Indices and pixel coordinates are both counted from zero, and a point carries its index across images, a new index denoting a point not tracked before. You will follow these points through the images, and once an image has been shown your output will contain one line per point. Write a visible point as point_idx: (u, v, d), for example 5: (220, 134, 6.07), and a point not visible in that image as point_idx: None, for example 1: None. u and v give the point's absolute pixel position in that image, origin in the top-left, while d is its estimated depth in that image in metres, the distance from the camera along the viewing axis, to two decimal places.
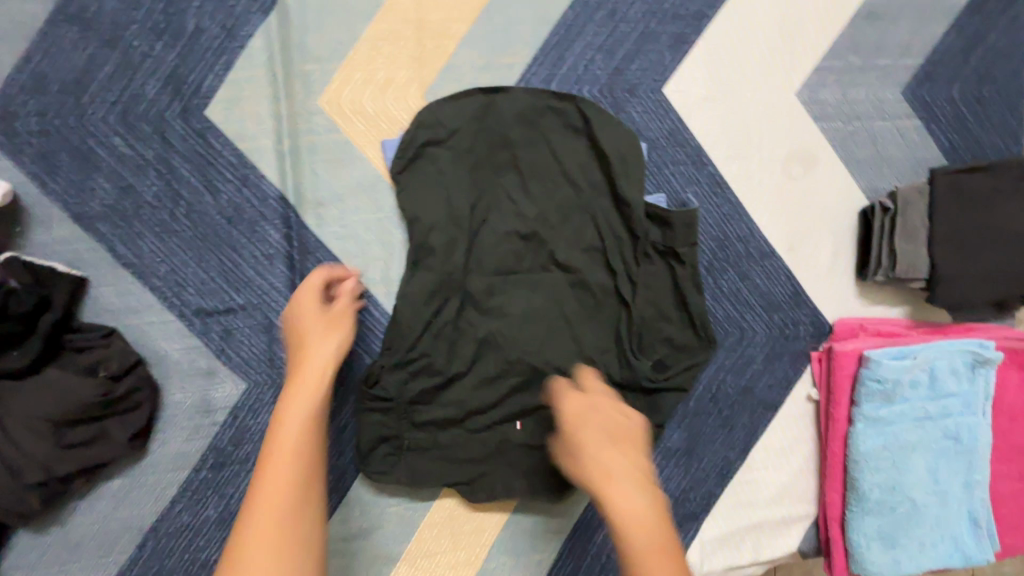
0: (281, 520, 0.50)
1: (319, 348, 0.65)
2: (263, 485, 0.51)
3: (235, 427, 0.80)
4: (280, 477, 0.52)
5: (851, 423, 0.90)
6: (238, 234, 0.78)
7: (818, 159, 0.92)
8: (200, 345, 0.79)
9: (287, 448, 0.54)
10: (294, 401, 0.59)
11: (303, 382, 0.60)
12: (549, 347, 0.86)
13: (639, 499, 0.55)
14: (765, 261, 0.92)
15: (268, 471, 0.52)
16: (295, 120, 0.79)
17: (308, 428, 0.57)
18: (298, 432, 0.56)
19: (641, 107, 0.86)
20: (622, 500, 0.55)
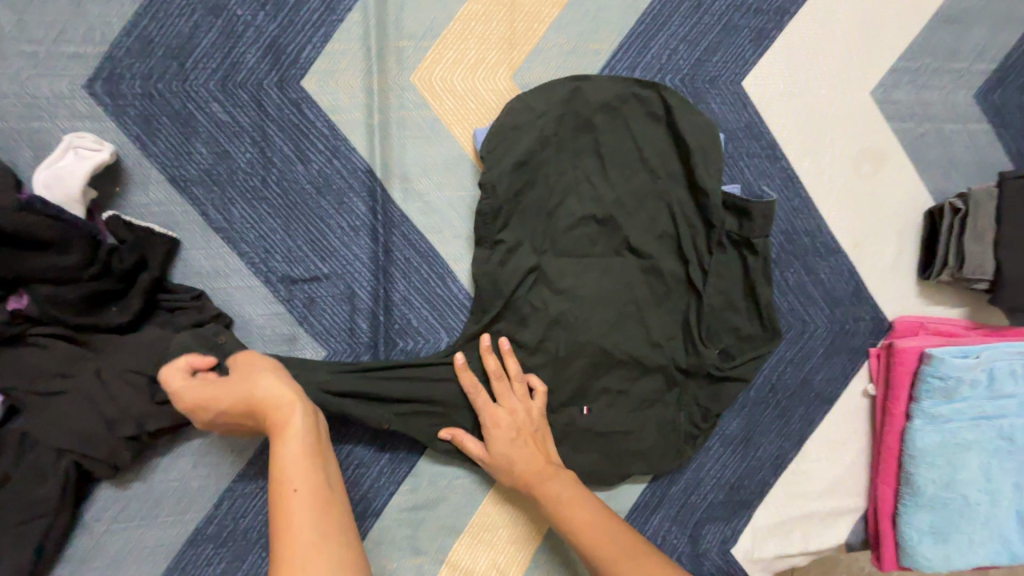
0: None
1: (279, 427, 0.61)
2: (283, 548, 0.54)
3: None
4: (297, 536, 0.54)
5: (909, 419, 0.91)
6: (326, 205, 0.80)
7: (887, 159, 0.93)
8: (283, 312, 0.80)
9: (304, 528, 0.55)
10: (290, 479, 0.58)
11: (291, 466, 0.59)
12: (619, 331, 0.87)
13: (567, 491, 0.78)
14: (831, 256, 0.93)
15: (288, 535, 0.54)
16: (387, 95, 0.80)
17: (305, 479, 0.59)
18: (312, 514, 0.56)
19: (720, 98, 0.88)
20: (552, 499, 0.78)
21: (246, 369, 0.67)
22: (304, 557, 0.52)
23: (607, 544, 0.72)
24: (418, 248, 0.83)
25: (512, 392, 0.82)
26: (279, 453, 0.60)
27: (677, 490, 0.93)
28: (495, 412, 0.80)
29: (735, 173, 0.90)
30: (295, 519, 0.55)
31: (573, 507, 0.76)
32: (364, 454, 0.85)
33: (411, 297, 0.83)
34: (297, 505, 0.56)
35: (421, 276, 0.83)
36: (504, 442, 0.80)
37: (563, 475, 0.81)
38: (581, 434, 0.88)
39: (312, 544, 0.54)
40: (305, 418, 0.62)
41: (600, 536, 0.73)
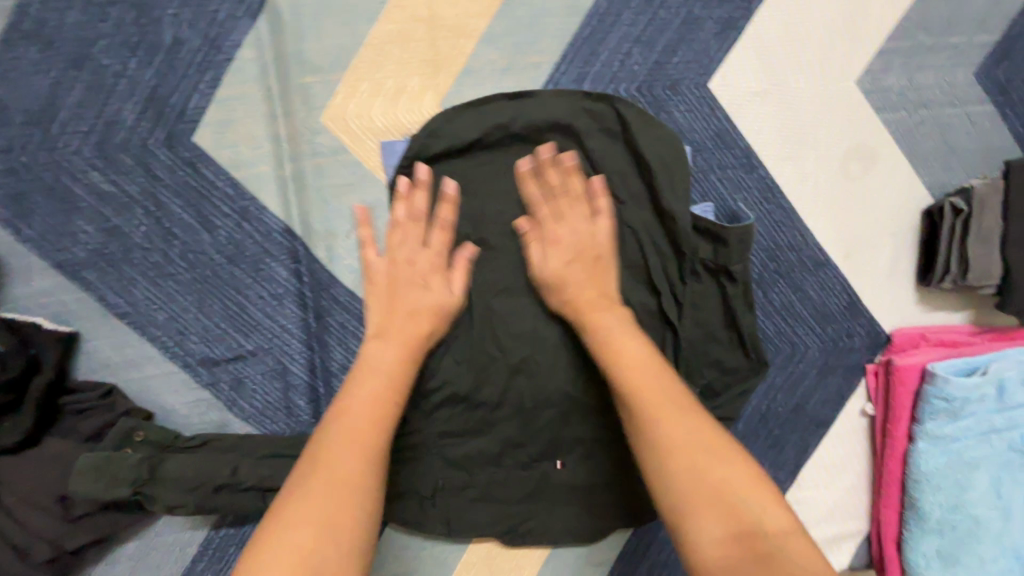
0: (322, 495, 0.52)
1: (400, 341, 0.64)
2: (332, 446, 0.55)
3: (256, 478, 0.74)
4: (341, 450, 0.54)
5: (912, 441, 0.85)
6: (241, 273, 0.70)
7: (879, 154, 0.82)
8: (210, 397, 0.72)
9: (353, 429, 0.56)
10: (355, 413, 0.57)
11: (370, 378, 0.60)
12: (589, 377, 0.79)
13: (634, 346, 0.64)
14: (819, 270, 0.83)
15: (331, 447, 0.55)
16: (297, 140, 0.69)
17: (373, 405, 0.58)
18: (363, 415, 0.57)
19: (685, 106, 0.77)
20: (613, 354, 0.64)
21: (406, 289, 0.68)
22: (335, 445, 0.55)
23: (677, 420, 0.57)
24: (353, 309, 0.73)
25: (574, 213, 0.72)
26: (374, 362, 0.61)
27: (665, 534, 0.87)
28: (554, 228, 0.72)
29: (707, 189, 0.79)
30: (345, 413, 0.57)
31: (639, 371, 0.61)
32: None
33: (352, 364, 0.74)
34: (350, 400, 0.58)
35: (360, 341, 0.74)
36: (561, 255, 0.71)
37: (625, 324, 0.67)
38: (557, 491, 0.81)
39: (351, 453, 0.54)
40: (400, 353, 0.62)
41: (666, 410, 0.58)
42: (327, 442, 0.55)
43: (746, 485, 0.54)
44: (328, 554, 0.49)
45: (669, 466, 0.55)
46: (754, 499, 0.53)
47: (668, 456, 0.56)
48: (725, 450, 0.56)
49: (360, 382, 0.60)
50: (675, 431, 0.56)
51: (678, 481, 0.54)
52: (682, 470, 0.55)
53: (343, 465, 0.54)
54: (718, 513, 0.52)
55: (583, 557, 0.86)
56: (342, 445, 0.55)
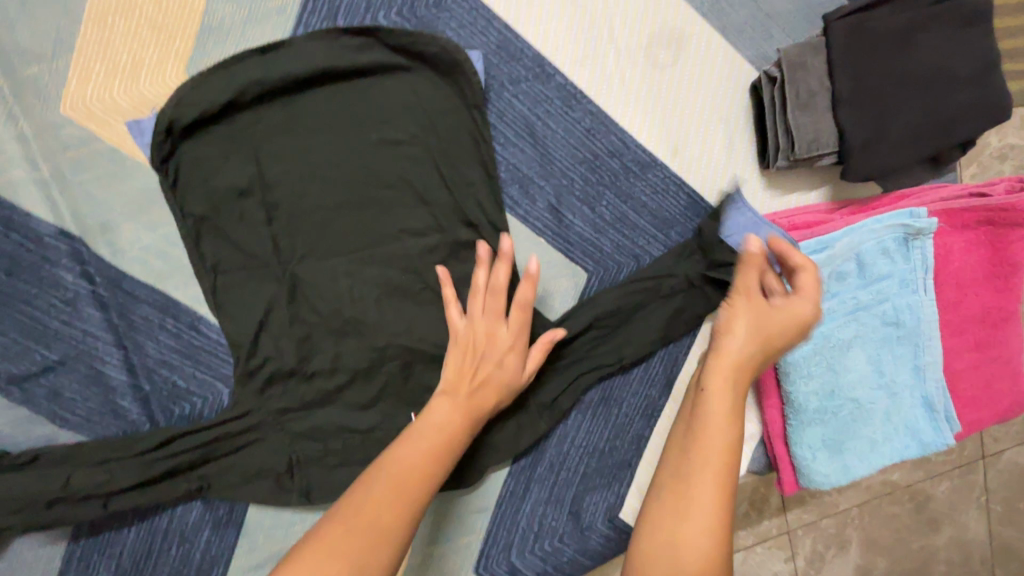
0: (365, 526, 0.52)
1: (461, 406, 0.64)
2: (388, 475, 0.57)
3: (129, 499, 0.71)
4: (385, 486, 0.55)
5: None
6: (26, 285, 0.68)
7: (686, 35, 0.76)
8: (28, 414, 0.71)
9: (418, 459, 0.58)
10: (430, 426, 0.62)
11: (428, 432, 0.61)
12: (419, 324, 0.75)
13: (721, 408, 0.57)
14: (646, 173, 0.78)
15: (396, 469, 0.57)
16: (44, 137, 0.66)
17: (445, 438, 0.62)
18: (413, 466, 0.57)
19: (456, 22, 0.71)
20: (702, 401, 0.58)
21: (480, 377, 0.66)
22: (392, 470, 0.57)
23: (706, 507, 0.51)
24: (154, 301, 0.72)
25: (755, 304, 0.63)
26: (437, 418, 0.63)
27: (544, 470, 0.85)
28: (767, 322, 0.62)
29: (503, 108, 0.74)
30: (397, 459, 0.58)
31: (709, 450, 0.54)
32: (184, 529, 0.77)
33: (168, 356, 0.73)
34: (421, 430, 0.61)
35: (170, 331, 0.73)
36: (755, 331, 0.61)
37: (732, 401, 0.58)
38: None
39: (409, 484, 0.56)
40: (441, 444, 0.60)
41: (706, 487, 0.52)
42: (377, 479, 0.56)
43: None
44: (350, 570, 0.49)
45: (672, 522, 0.51)
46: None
47: (681, 507, 0.52)
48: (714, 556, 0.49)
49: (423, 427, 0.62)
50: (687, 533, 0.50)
51: (663, 542, 0.51)
52: (677, 540, 0.50)
53: (383, 504, 0.54)
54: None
55: (463, 508, 0.84)
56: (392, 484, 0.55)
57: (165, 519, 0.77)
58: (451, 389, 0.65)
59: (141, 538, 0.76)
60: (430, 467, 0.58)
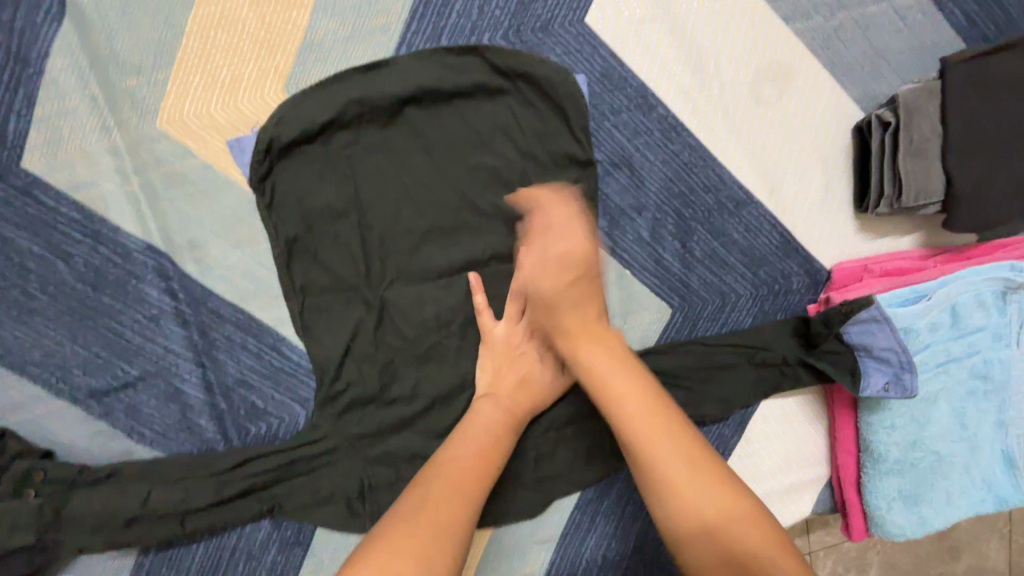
0: (439, 517, 0.53)
1: (504, 408, 0.66)
2: (445, 474, 0.57)
3: (203, 518, 0.70)
4: (448, 482, 0.56)
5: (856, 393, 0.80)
6: (111, 299, 0.67)
7: (794, 71, 0.73)
8: (107, 428, 0.70)
9: (465, 445, 0.61)
10: (480, 420, 0.64)
11: (471, 435, 0.62)
12: None
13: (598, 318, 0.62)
14: (740, 211, 0.76)
15: (453, 455, 0.59)
16: (137, 152, 0.64)
17: (491, 428, 0.63)
18: (468, 469, 0.58)
19: (561, 47, 0.69)
20: (586, 328, 0.61)
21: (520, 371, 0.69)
22: (445, 472, 0.57)
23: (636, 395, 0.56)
24: (236, 320, 0.70)
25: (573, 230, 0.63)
26: (480, 420, 0.64)
27: (610, 503, 0.84)
28: (549, 248, 0.63)
29: (602, 138, 0.72)
30: (452, 460, 0.59)
31: (626, 384, 0.57)
32: (252, 546, 0.77)
33: (248, 376, 0.72)
34: (468, 434, 0.62)
35: (251, 351, 0.71)
36: (554, 278, 0.61)
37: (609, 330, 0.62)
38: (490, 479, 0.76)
39: (451, 483, 0.56)
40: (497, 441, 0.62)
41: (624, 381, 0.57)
42: (429, 469, 0.58)
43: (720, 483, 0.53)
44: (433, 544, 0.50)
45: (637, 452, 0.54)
46: (733, 512, 0.51)
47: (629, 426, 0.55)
48: (675, 426, 0.55)
49: (468, 431, 0.63)
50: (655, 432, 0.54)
51: (651, 457, 0.53)
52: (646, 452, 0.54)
53: (455, 503, 0.54)
54: (681, 488, 0.52)
55: (527, 538, 0.82)
56: (449, 486, 0.56)
57: (233, 537, 0.76)
58: (493, 394, 0.67)
59: (209, 555, 0.76)
60: (480, 477, 0.58)
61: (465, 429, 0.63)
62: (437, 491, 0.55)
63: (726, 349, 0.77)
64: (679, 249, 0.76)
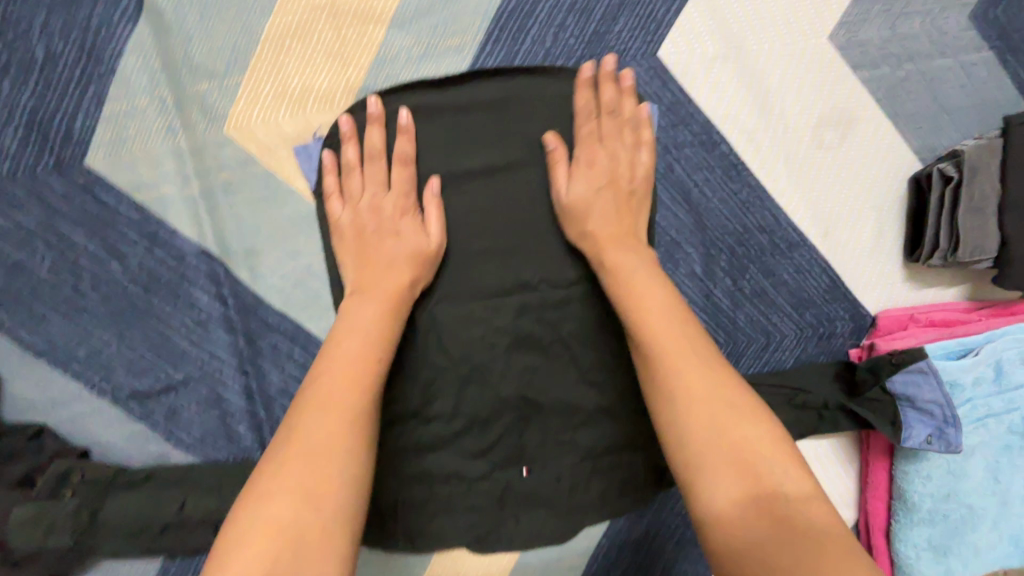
0: (336, 411, 0.50)
1: (375, 303, 0.58)
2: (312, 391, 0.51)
3: None
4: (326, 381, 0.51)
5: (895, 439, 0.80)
6: (161, 301, 0.66)
7: (857, 119, 0.73)
8: (145, 431, 0.69)
9: (334, 366, 0.53)
10: (339, 354, 0.54)
11: (349, 347, 0.54)
12: (547, 380, 0.73)
13: (655, 283, 0.60)
14: (792, 252, 0.76)
15: (324, 374, 0.52)
16: (200, 155, 0.63)
17: (382, 336, 0.56)
18: (356, 365, 0.53)
19: (630, 79, 0.69)
20: (633, 286, 0.60)
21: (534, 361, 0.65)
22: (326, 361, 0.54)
23: (695, 346, 0.56)
24: (284, 329, 0.70)
25: (620, 137, 0.67)
26: (352, 319, 0.57)
27: (637, 534, 0.84)
28: (595, 150, 0.66)
29: (664, 172, 0.72)
30: (333, 358, 0.53)
31: (672, 338, 0.56)
32: None
33: (291, 386, 0.71)
34: (347, 342, 0.55)
35: (297, 362, 0.71)
36: (588, 183, 0.65)
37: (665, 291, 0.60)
38: (523, 503, 0.76)
39: (327, 395, 0.51)
40: (377, 316, 0.57)
41: (674, 336, 0.56)
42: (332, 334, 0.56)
43: (771, 446, 0.50)
44: (318, 437, 0.48)
45: (687, 397, 0.53)
46: (784, 466, 0.50)
47: (676, 376, 0.54)
48: (730, 381, 0.54)
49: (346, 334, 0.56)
50: (700, 399, 0.53)
51: (693, 402, 0.53)
52: (694, 402, 0.53)
53: (328, 394, 0.51)
54: (723, 447, 0.50)
55: (554, 564, 0.82)
56: (340, 366, 0.53)
57: None
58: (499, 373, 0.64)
59: None
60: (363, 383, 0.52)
61: (337, 331, 0.56)
62: (332, 378, 0.52)
63: (768, 388, 0.77)
64: (729, 286, 0.76)
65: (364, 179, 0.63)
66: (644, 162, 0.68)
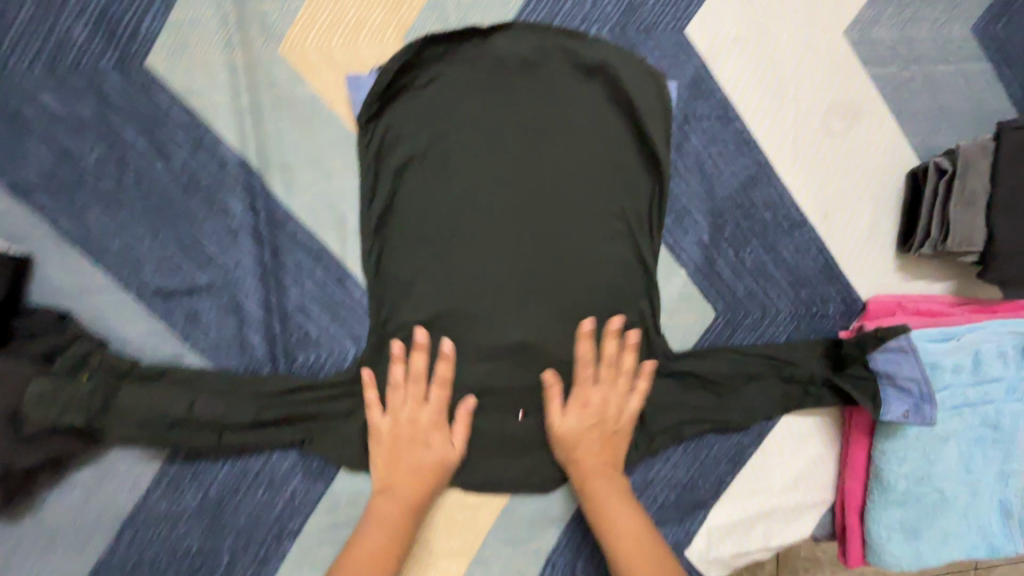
0: (372, 553, 0.69)
1: (400, 500, 0.72)
2: (359, 552, 0.70)
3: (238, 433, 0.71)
4: (365, 556, 0.69)
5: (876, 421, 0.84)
6: (197, 205, 0.70)
7: (864, 112, 0.79)
8: (164, 329, 0.71)
9: (382, 524, 0.71)
10: (381, 512, 0.72)
11: (374, 534, 0.70)
12: (552, 328, 0.76)
13: (620, 506, 0.74)
14: (794, 231, 0.81)
15: (369, 539, 0.70)
16: (254, 70, 0.68)
17: (399, 517, 0.72)
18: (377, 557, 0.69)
19: (659, 49, 0.74)
20: (603, 508, 0.74)
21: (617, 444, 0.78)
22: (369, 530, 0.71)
23: (626, 512, 0.74)
24: (309, 248, 0.73)
25: (614, 387, 0.77)
26: (379, 516, 0.71)
27: None
28: (588, 391, 0.76)
29: (682, 140, 0.77)
30: (360, 540, 0.70)
31: (628, 544, 0.72)
32: (276, 474, 0.78)
33: (309, 305, 0.74)
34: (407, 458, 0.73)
35: (317, 281, 0.73)
36: (581, 421, 0.76)
37: (617, 489, 0.76)
38: (514, 442, 0.79)
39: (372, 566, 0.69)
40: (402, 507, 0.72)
41: (620, 514, 0.74)
42: (355, 550, 0.70)
43: None
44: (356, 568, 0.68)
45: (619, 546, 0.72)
46: None
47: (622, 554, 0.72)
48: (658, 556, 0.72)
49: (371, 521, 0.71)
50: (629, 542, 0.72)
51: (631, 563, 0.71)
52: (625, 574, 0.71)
53: (386, 517, 0.71)
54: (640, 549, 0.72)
55: (539, 512, 0.84)
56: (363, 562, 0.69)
57: (259, 462, 0.77)
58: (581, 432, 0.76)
59: (232, 475, 0.77)
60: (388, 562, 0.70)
61: (365, 522, 0.72)
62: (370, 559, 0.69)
63: (757, 358, 0.82)
64: (733, 257, 0.81)
65: (405, 397, 0.73)
66: (608, 350, 0.76)
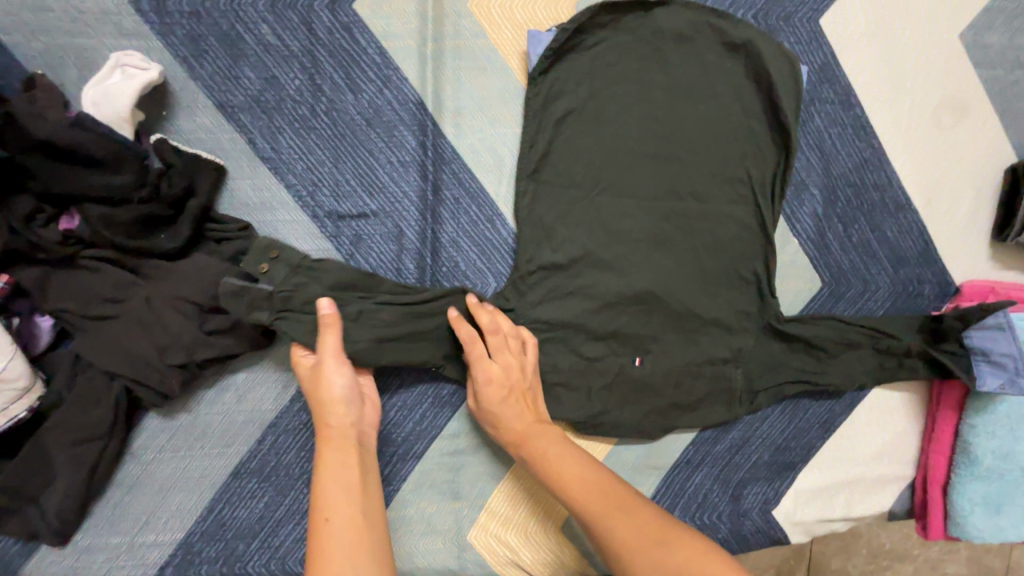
0: (335, 509, 0.62)
1: (343, 446, 0.67)
2: (325, 518, 0.61)
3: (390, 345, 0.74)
4: (333, 525, 0.60)
5: (966, 399, 0.89)
6: (376, 136, 0.77)
7: (971, 109, 0.87)
8: (330, 248, 0.78)
9: (335, 479, 0.64)
10: (329, 465, 0.66)
11: (337, 490, 0.63)
12: (677, 280, 0.82)
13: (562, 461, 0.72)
14: (899, 213, 0.88)
15: (325, 497, 0.63)
16: (442, 22, 0.77)
17: (350, 466, 0.66)
18: (346, 515, 0.62)
19: (794, 37, 0.83)
20: (549, 463, 0.72)
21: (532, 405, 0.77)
22: (329, 489, 0.63)
23: (595, 476, 0.70)
24: (467, 186, 0.80)
25: (506, 352, 0.75)
26: (329, 470, 0.65)
27: (721, 449, 0.90)
28: (488, 364, 0.74)
29: (807, 121, 0.85)
30: (325, 502, 0.62)
31: (594, 501, 0.67)
32: (407, 397, 0.82)
33: (460, 239, 0.80)
34: (336, 450, 0.67)
35: (470, 217, 0.80)
36: (495, 394, 0.74)
37: (560, 447, 0.74)
38: (634, 388, 0.83)
39: (346, 528, 0.61)
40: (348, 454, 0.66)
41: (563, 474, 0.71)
42: (320, 515, 0.62)
43: None
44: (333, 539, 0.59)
45: (591, 513, 0.66)
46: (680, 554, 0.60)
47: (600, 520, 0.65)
48: (602, 512, 0.66)
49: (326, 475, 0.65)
50: (586, 495, 0.68)
51: (615, 532, 0.64)
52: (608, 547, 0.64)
53: (335, 468, 0.65)
54: (619, 515, 0.65)
55: (642, 459, 0.89)
56: (338, 525, 0.61)
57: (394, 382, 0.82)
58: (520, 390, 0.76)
59: None
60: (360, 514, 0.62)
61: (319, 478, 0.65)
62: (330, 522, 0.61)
63: (857, 330, 0.86)
64: (841, 232, 0.87)
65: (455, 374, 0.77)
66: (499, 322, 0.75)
